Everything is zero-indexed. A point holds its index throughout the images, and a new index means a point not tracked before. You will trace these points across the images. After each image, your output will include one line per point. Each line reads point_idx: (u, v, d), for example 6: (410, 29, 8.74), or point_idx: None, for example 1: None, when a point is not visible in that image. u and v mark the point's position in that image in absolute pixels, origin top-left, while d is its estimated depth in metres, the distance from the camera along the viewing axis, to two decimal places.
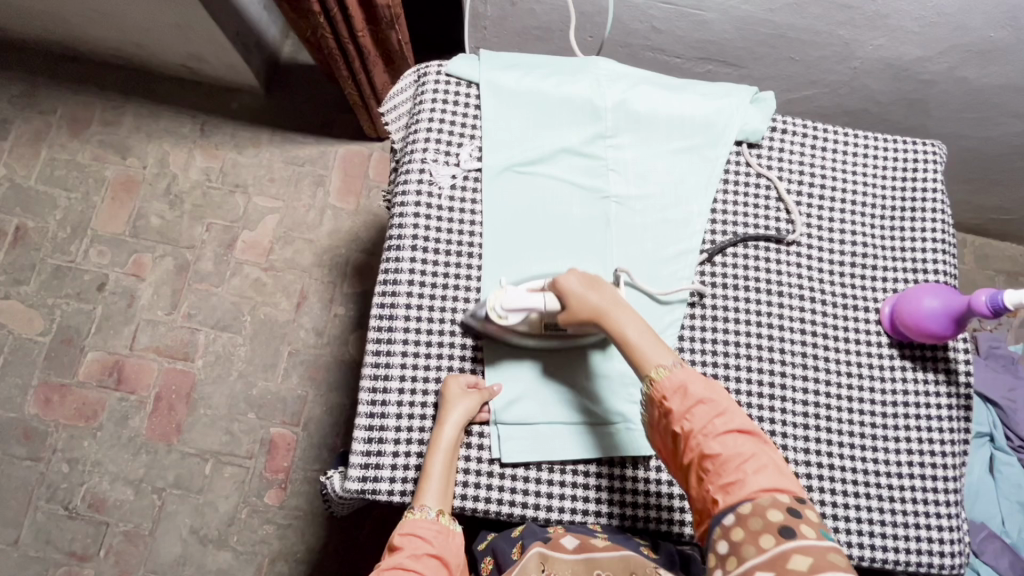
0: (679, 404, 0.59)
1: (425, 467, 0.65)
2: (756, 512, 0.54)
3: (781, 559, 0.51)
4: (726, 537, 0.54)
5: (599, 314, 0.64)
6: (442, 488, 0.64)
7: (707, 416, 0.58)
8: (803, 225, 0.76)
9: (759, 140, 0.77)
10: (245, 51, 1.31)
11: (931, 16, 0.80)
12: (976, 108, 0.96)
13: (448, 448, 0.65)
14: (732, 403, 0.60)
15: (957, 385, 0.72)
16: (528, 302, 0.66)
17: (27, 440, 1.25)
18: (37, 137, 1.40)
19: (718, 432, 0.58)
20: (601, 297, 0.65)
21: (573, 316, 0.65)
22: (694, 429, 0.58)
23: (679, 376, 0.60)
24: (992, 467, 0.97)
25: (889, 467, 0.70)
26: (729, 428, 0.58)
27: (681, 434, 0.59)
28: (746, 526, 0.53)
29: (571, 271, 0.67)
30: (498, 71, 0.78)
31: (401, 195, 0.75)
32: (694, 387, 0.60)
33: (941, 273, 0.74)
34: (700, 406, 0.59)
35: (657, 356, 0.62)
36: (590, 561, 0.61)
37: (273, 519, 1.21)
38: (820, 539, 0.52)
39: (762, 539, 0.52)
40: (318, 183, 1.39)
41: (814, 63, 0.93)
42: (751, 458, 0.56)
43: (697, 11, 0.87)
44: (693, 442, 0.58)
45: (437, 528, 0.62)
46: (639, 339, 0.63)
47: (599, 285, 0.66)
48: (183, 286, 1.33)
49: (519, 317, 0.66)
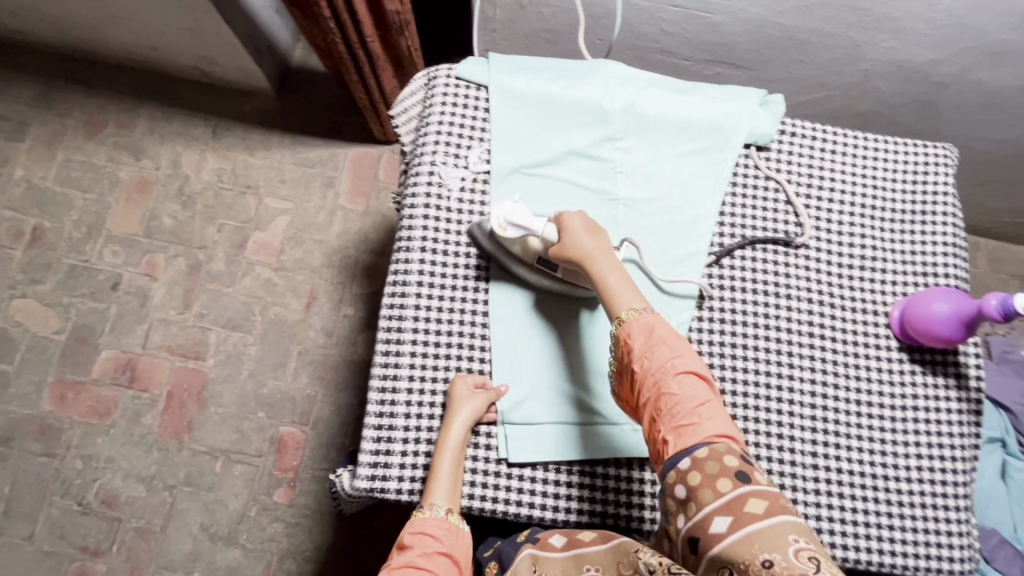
0: (641, 343, 0.61)
1: (434, 465, 0.65)
2: (711, 455, 0.54)
3: (737, 502, 0.51)
4: (682, 480, 0.54)
5: (585, 257, 0.66)
6: (450, 486, 0.64)
7: (666, 358, 0.59)
8: (812, 228, 0.75)
9: (768, 143, 0.77)
10: (257, 54, 1.32)
11: (943, 18, 0.80)
12: (989, 111, 0.95)
13: (457, 447, 0.66)
14: (691, 350, 0.61)
15: (967, 390, 0.71)
16: (530, 223, 0.68)
17: (43, 436, 1.27)
18: (54, 139, 1.43)
19: (675, 376, 0.59)
20: (594, 243, 0.66)
21: (563, 251, 0.67)
22: (652, 368, 0.59)
23: (648, 320, 0.62)
24: (1004, 472, 0.95)
25: (897, 471, 0.69)
26: (686, 371, 0.59)
27: (639, 374, 0.60)
28: (701, 470, 0.54)
29: (577, 213, 0.69)
30: (508, 74, 0.78)
31: (411, 197, 0.75)
32: (660, 329, 0.61)
33: (952, 276, 0.74)
34: (660, 348, 0.60)
35: (629, 303, 0.63)
36: (579, 556, 0.62)
37: (282, 518, 1.23)
38: (770, 486, 0.53)
39: (717, 482, 0.53)
40: (328, 184, 1.40)
41: (824, 65, 0.93)
42: (705, 403, 0.57)
43: (706, 14, 0.87)
44: (650, 382, 0.59)
45: (447, 526, 0.62)
46: (618, 283, 0.65)
47: (597, 233, 0.68)
48: (195, 286, 1.35)
49: (518, 233, 0.69)
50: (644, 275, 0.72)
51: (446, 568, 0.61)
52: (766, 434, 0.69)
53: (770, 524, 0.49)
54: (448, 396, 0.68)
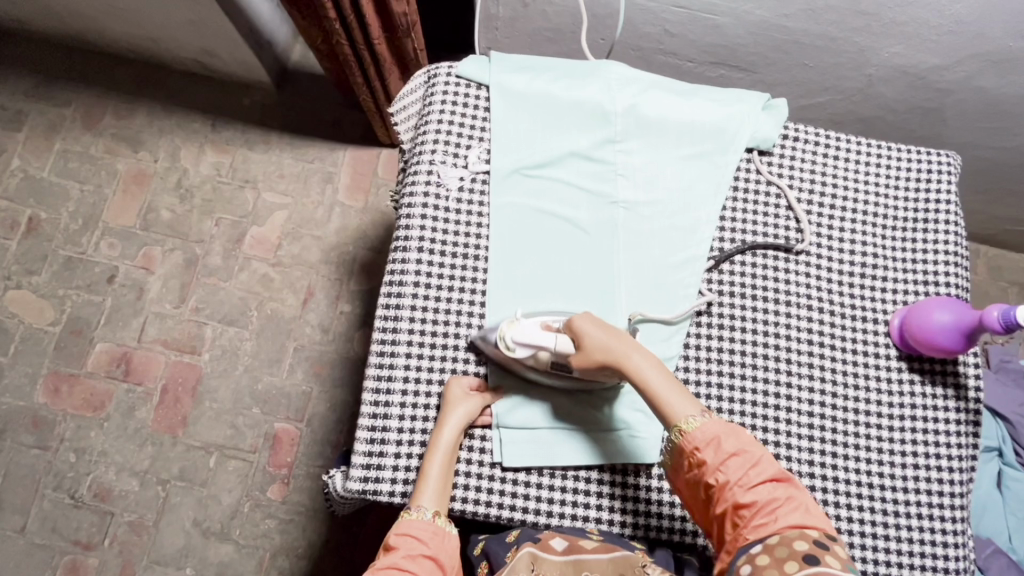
0: (713, 457, 0.58)
1: (423, 468, 0.65)
2: (783, 541, 0.53)
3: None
4: (750, 561, 0.53)
5: (618, 360, 0.63)
6: (439, 490, 0.64)
7: (742, 467, 0.57)
8: (812, 234, 0.75)
9: (771, 147, 0.76)
10: (257, 47, 1.31)
11: (949, 24, 0.79)
12: (994, 118, 0.94)
13: (447, 450, 0.65)
14: (764, 450, 0.59)
15: (966, 401, 0.71)
16: (538, 337, 0.65)
17: (37, 428, 1.27)
18: (51, 129, 1.42)
19: (752, 483, 0.56)
20: (616, 341, 0.64)
21: (589, 360, 0.63)
22: (729, 481, 0.57)
23: (710, 428, 0.59)
24: (1000, 482, 0.95)
25: (895, 482, 0.69)
26: (764, 477, 0.57)
27: (714, 486, 0.58)
28: (772, 554, 0.53)
29: (584, 315, 0.66)
30: (509, 74, 0.77)
31: (409, 196, 0.75)
32: (727, 440, 0.59)
33: (953, 286, 0.73)
34: (736, 456, 0.58)
35: (680, 406, 0.61)
36: (579, 562, 0.61)
37: (275, 514, 1.22)
38: (846, 571, 0.51)
39: (787, 565, 0.52)
40: (327, 180, 1.39)
41: (828, 69, 0.92)
42: (784, 502, 0.56)
43: (711, 16, 0.86)
44: (728, 493, 0.57)
45: (433, 529, 0.61)
46: (664, 388, 0.62)
47: (612, 328, 0.65)
48: (192, 281, 1.34)
49: (528, 351, 0.65)
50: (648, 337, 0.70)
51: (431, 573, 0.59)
52: (762, 442, 0.69)
53: None
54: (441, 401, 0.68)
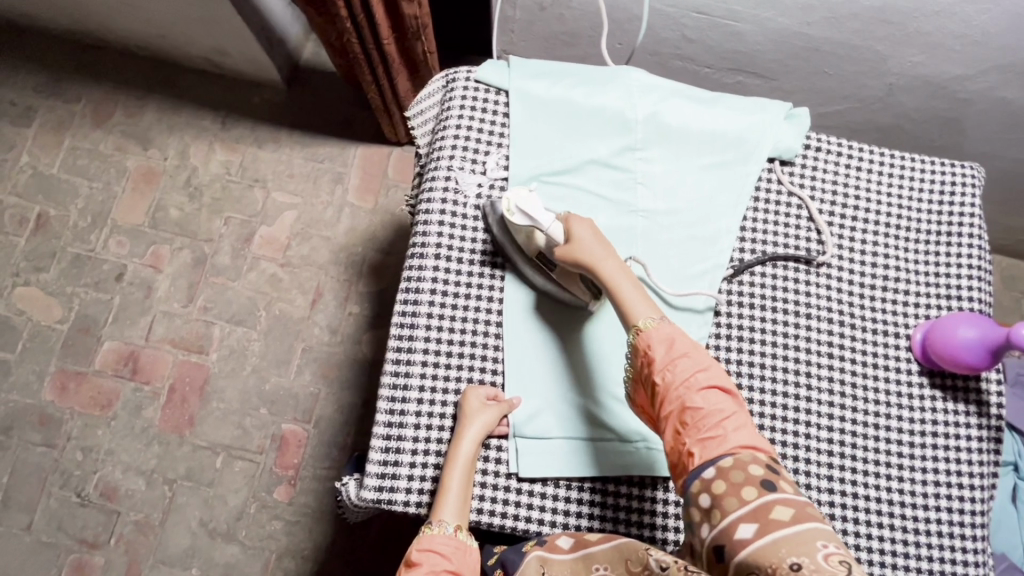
0: (662, 355, 0.59)
1: (443, 482, 0.64)
2: (737, 465, 0.53)
3: (762, 510, 0.50)
4: (707, 489, 0.53)
5: (596, 262, 0.64)
6: (460, 503, 0.63)
7: (690, 369, 0.58)
8: (834, 246, 0.74)
9: (793, 158, 0.75)
10: (268, 45, 1.31)
11: (975, 34, 0.78)
12: (1014, 130, 0.93)
13: (466, 461, 0.64)
14: (713, 360, 0.60)
15: (988, 417, 0.70)
16: (539, 215, 0.66)
17: (44, 426, 1.26)
18: (61, 126, 1.41)
19: (699, 387, 0.57)
20: (604, 248, 0.65)
21: (571, 254, 0.65)
22: (675, 381, 0.57)
23: (666, 330, 0.61)
24: (1015, 496, 0.94)
25: (915, 498, 0.68)
26: (711, 383, 0.57)
27: (661, 386, 0.58)
28: (727, 479, 0.52)
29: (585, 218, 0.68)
30: (529, 79, 0.76)
31: (426, 204, 0.74)
32: (679, 342, 0.60)
33: (976, 301, 0.72)
34: (685, 358, 0.58)
35: (642, 311, 0.62)
36: (587, 556, 0.60)
37: (281, 516, 1.22)
38: (798, 495, 0.52)
39: (744, 491, 0.51)
40: (337, 180, 1.38)
41: (847, 77, 0.91)
42: (731, 414, 0.56)
43: (731, 22, 0.85)
44: (675, 395, 0.57)
45: (455, 543, 0.60)
46: (634, 295, 0.63)
47: (606, 239, 0.67)
48: (200, 279, 1.33)
49: (525, 222, 0.67)
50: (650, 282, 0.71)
51: None
52: (781, 457, 0.68)
53: (798, 531, 0.48)
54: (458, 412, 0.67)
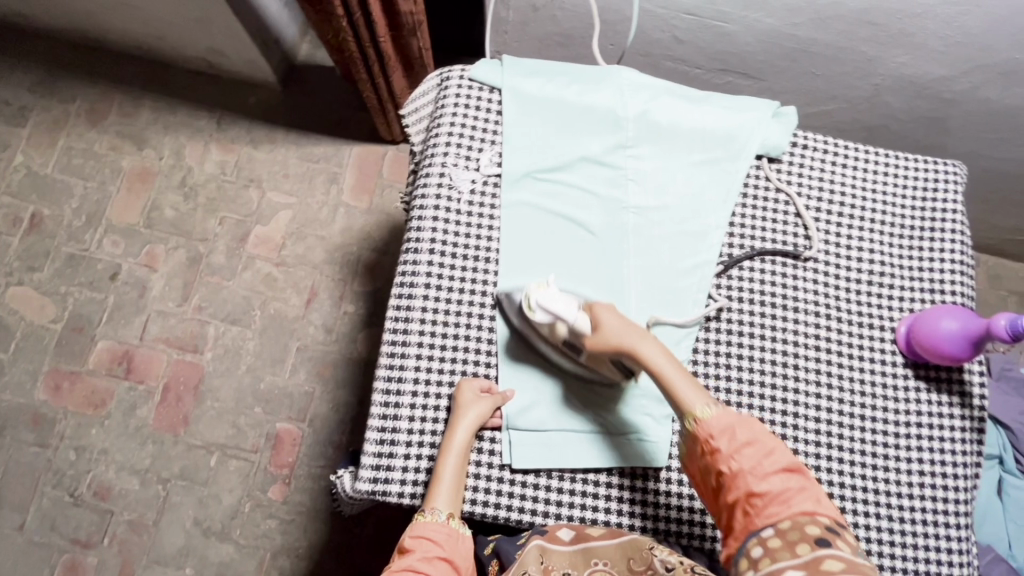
0: (727, 445, 0.59)
1: (436, 471, 0.65)
2: (794, 525, 0.55)
3: (815, 564, 0.53)
4: (761, 542, 0.56)
5: (636, 349, 0.64)
6: (453, 491, 0.64)
7: (756, 456, 0.58)
8: (820, 242, 0.75)
9: (780, 155, 0.77)
10: (264, 46, 1.31)
11: (957, 35, 0.80)
12: (997, 129, 0.95)
13: (460, 451, 0.65)
14: (774, 439, 0.60)
15: (971, 408, 0.72)
16: (562, 308, 0.67)
17: (36, 426, 1.26)
18: (55, 126, 1.41)
19: (765, 471, 0.58)
20: (632, 331, 0.65)
21: (608, 345, 0.65)
22: (743, 470, 0.58)
23: (723, 418, 0.60)
24: (1000, 489, 0.96)
25: (900, 488, 0.69)
26: (777, 467, 0.58)
27: (727, 473, 0.59)
28: (784, 537, 0.55)
29: (606, 304, 0.68)
30: (521, 77, 0.78)
31: (420, 199, 0.75)
32: (740, 430, 0.60)
33: (959, 294, 0.74)
34: (749, 446, 0.59)
35: (694, 396, 0.62)
36: (588, 550, 0.62)
37: (276, 514, 1.22)
38: (856, 555, 0.54)
39: (798, 547, 0.54)
40: (332, 180, 1.39)
41: (834, 78, 0.93)
42: (797, 491, 0.57)
43: (721, 23, 0.87)
44: (741, 481, 0.58)
45: (447, 531, 0.62)
46: (681, 380, 0.63)
47: (629, 321, 0.67)
48: (195, 279, 1.34)
49: (548, 317, 0.67)
50: (642, 275, 0.73)
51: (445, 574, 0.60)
52: None
53: None
54: (452, 404, 0.68)
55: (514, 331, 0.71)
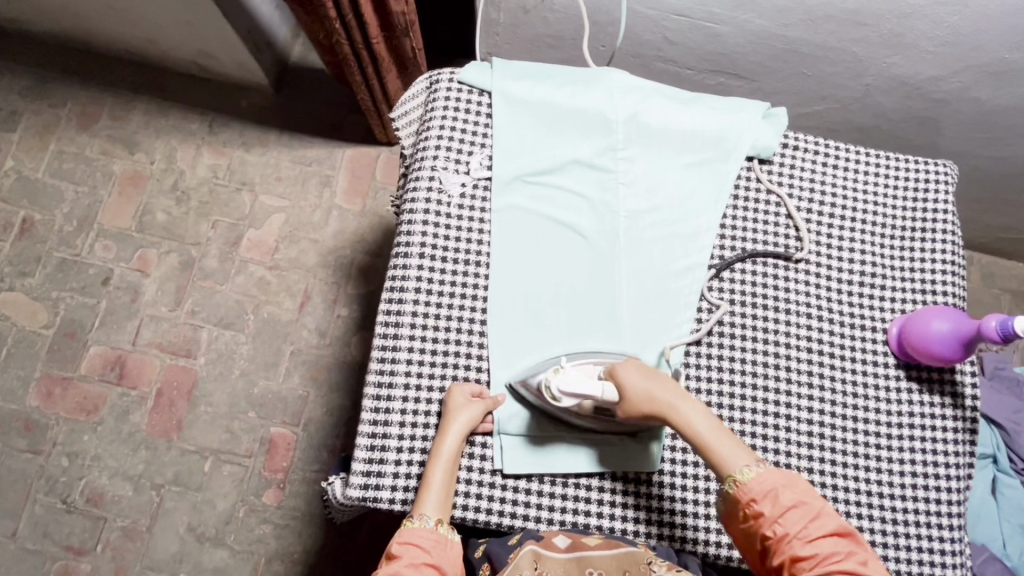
0: (771, 509, 0.58)
1: (426, 476, 0.64)
2: None
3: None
4: None
5: (668, 412, 0.63)
6: (441, 498, 0.63)
7: (803, 519, 0.57)
8: (811, 243, 0.75)
9: (770, 156, 0.77)
10: (255, 49, 1.31)
11: (946, 35, 0.80)
12: (988, 128, 0.95)
13: (451, 457, 0.65)
14: (820, 500, 0.59)
15: (963, 408, 0.72)
16: (586, 389, 0.64)
17: (28, 432, 1.25)
18: (46, 130, 1.40)
19: (812, 535, 0.56)
20: (664, 389, 0.64)
21: (639, 412, 0.63)
22: (789, 534, 0.56)
23: (766, 479, 0.59)
24: (994, 489, 0.96)
25: (893, 489, 0.69)
26: (824, 530, 0.57)
27: (772, 537, 0.57)
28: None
29: (627, 362, 0.66)
30: (511, 80, 0.77)
31: (410, 203, 0.75)
32: (785, 492, 0.58)
33: (950, 294, 0.74)
34: (795, 509, 0.57)
35: (734, 458, 0.61)
36: (583, 559, 0.61)
37: (270, 520, 1.21)
38: None
39: None
40: (325, 183, 1.39)
41: (825, 78, 0.93)
42: (843, 556, 0.56)
43: (711, 25, 0.87)
44: (787, 546, 0.56)
45: (436, 537, 0.60)
46: (719, 440, 0.62)
47: (657, 375, 0.65)
48: (187, 283, 1.33)
49: (574, 400, 0.65)
50: (634, 279, 0.72)
51: None
52: (761, 449, 0.69)
53: None
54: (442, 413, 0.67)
55: (535, 410, 0.69)
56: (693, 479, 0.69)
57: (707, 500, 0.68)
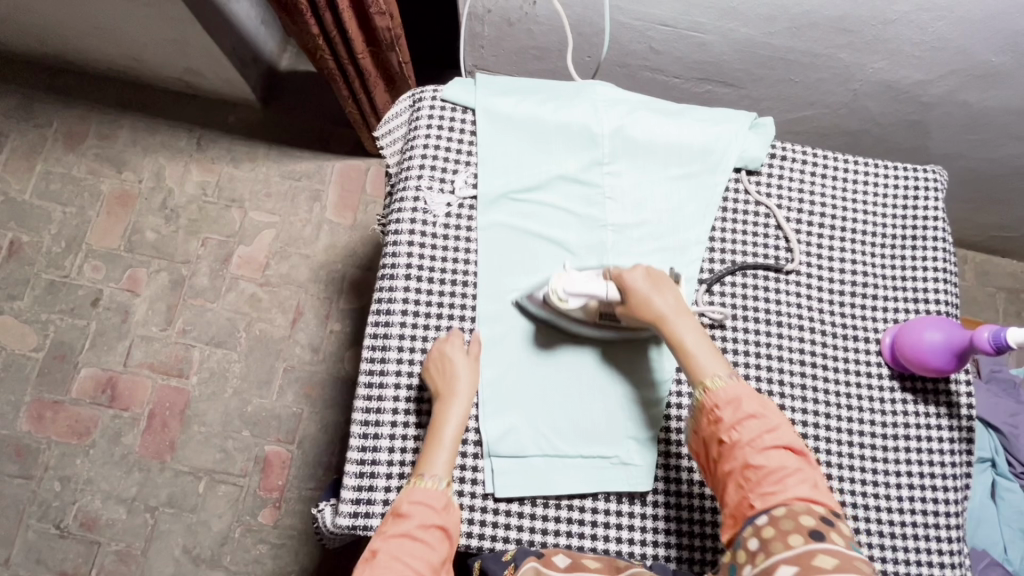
0: (730, 415, 0.58)
1: (436, 434, 0.64)
2: (789, 514, 0.53)
3: (806, 556, 0.51)
4: (757, 535, 0.53)
5: (660, 320, 0.63)
6: (449, 455, 0.63)
7: (759, 429, 0.57)
8: (802, 254, 0.75)
9: (758, 167, 0.76)
10: (241, 65, 1.30)
11: (932, 40, 0.79)
12: (978, 130, 0.95)
13: (460, 415, 0.65)
14: (781, 418, 0.59)
15: (959, 419, 0.71)
16: (590, 287, 0.66)
17: (19, 457, 1.24)
18: (32, 151, 1.39)
19: (764, 446, 0.57)
20: (664, 300, 0.64)
21: (633, 312, 0.64)
22: (742, 441, 0.57)
23: (733, 389, 0.60)
24: (993, 492, 0.96)
25: (891, 503, 0.68)
26: (779, 443, 0.57)
27: (726, 443, 0.58)
28: (777, 526, 0.53)
29: (636, 267, 0.67)
30: (494, 97, 0.77)
31: (396, 224, 0.74)
32: (746, 401, 0.59)
33: (942, 303, 0.73)
34: (753, 418, 0.58)
35: (710, 366, 0.61)
36: None
37: (266, 539, 1.20)
38: (849, 549, 0.51)
39: (791, 538, 0.52)
40: (315, 198, 1.38)
41: (813, 84, 0.93)
42: (795, 471, 0.56)
43: (697, 34, 0.86)
44: (739, 453, 0.57)
45: (446, 499, 0.61)
46: (701, 349, 0.62)
47: (664, 287, 0.65)
48: (178, 302, 1.32)
49: (579, 302, 0.66)
50: None
51: (441, 543, 0.58)
52: None
53: None
54: (433, 368, 0.67)
55: (540, 322, 0.70)
56: (690, 497, 0.68)
57: (702, 517, 0.67)
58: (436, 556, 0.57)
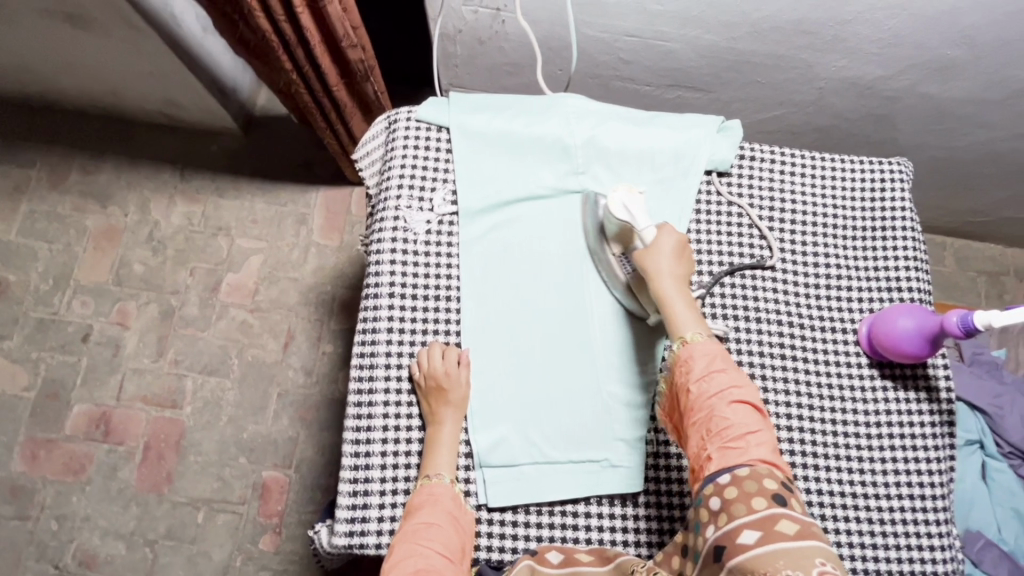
0: (700, 368, 0.61)
1: (435, 437, 0.67)
2: (752, 475, 0.54)
3: (769, 520, 0.51)
4: (719, 493, 0.55)
5: (657, 275, 0.67)
6: (451, 456, 0.67)
7: (725, 383, 0.60)
8: (778, 251, 0.76)
9: (728, 168, 0.78)
10: (221, 95, 1.31)
11: (889, 37, 0.82)
12: (943, 120, 0.98)
13: (457, 417, 0.68)
14: (748, 380, 0.62)
15: (938, 402, 0.72)
16: (638, 217, 0.69)
17: (15, 499, 1.23)
18: (16, 190, 1.40)
19: (730, 399, 0.59)
20: (673, 264, 0.67)
21: (643, 258, 0.68)
22: (708, 392, 0.59)
23: (705, 347, 0.62)
24: (984, 474, 0.97)
25: (878, 489, 0.70)
26: (744, 400, 0.59)
27: (693, 394, 0.60)
28: (740, 486, 0.54)
29: (677, 233, 0.70)
30: (467, 114, 0.78)
31: (377, 244, 0.75)
32: (719, 359, 0.62)
33: (915, 290, 0.75)
34: (720, 373, 0.60)
35: (690, 325, 0.64)
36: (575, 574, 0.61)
37: (268, 566, 1.20)
38: (807, 516, 0.53)
39: (754, 500, 0.53)
40: (301, 222, 1.39)
41: (778, 85, 0.95)
42: (756, 430, 0.58)
43: (661, 42, 0.89)
44: (705, 403, 0.59)
45: (454, 493, 0.64)
46: (683, 310, 0.65)
47: (682, 258, 0.68)
48: (169, 333, 1.32)
49: (622, 219, 0.69)
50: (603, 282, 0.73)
51: (452, 536, 0.61)
52: None
53: (800, 547, 0.49)
54: (427, 383, 0.68)
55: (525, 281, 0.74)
56: (680, 498, 0.68)
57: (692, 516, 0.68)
58: (453, 544, 0.60)
